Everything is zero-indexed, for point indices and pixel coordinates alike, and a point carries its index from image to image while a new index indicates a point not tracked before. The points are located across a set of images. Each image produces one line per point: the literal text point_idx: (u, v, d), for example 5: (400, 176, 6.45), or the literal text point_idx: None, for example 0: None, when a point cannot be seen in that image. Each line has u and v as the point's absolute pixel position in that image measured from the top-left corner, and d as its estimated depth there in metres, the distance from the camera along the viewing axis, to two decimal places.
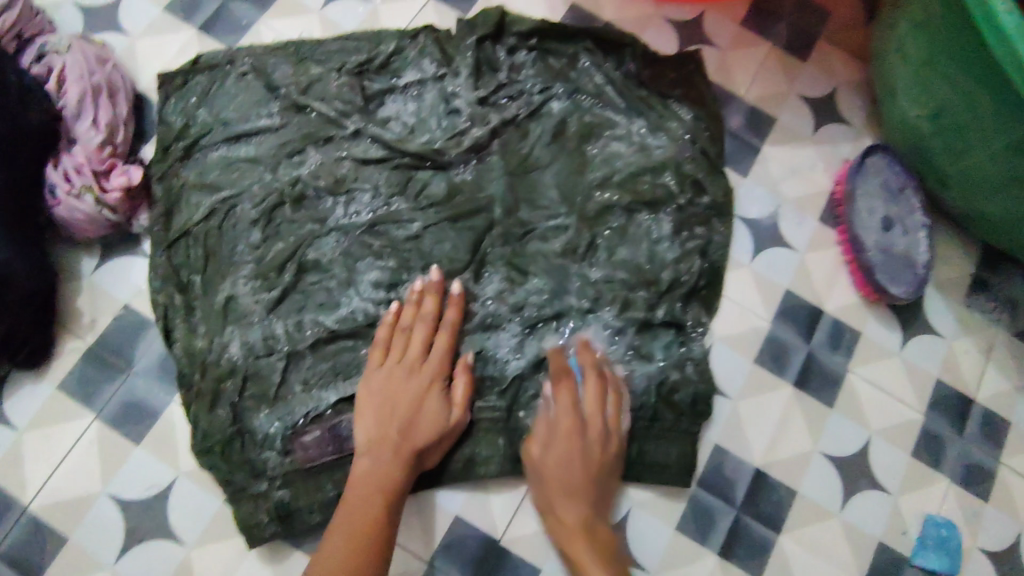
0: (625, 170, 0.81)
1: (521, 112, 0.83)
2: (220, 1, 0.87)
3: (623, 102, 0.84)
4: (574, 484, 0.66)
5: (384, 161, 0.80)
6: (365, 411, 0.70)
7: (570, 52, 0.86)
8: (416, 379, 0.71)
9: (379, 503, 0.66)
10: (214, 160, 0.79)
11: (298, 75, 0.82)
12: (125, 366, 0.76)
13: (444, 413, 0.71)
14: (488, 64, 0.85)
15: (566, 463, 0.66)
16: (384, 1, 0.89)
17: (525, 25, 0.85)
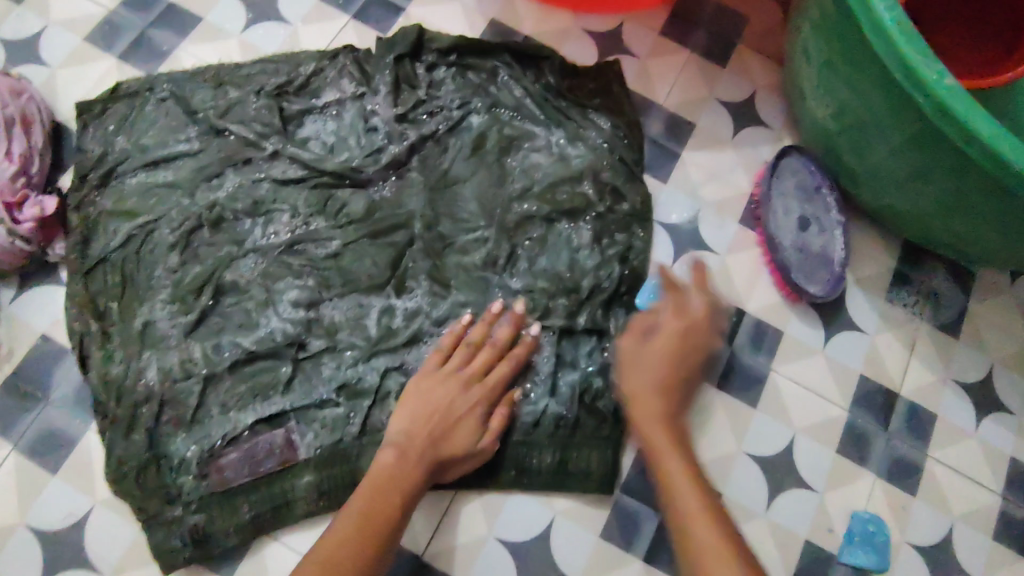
0: (544, 180, 0.82)
1: (440, 128, 0.84)
2: (140, 29, 0.88)
3: (542, 114, 0.85)
4: (656, 381, 0.63)
5: (303, 180, 0.81)
6: (406, 405, 0.70)
7: (489, 67, 0.87)
8: (466, 395, 0.70)
9: (395, 495, 0.64)
10: (132, 186, 0.79)
11: (217, 100, 0.83)
12: (42, 396, 0.76)
13: (478, 436, 0.70)
14: (406, 81, 0.86)
15: (665, 352, 0.64)
16: (305, 24, 0.90)
17: (443, 42, 0.87)
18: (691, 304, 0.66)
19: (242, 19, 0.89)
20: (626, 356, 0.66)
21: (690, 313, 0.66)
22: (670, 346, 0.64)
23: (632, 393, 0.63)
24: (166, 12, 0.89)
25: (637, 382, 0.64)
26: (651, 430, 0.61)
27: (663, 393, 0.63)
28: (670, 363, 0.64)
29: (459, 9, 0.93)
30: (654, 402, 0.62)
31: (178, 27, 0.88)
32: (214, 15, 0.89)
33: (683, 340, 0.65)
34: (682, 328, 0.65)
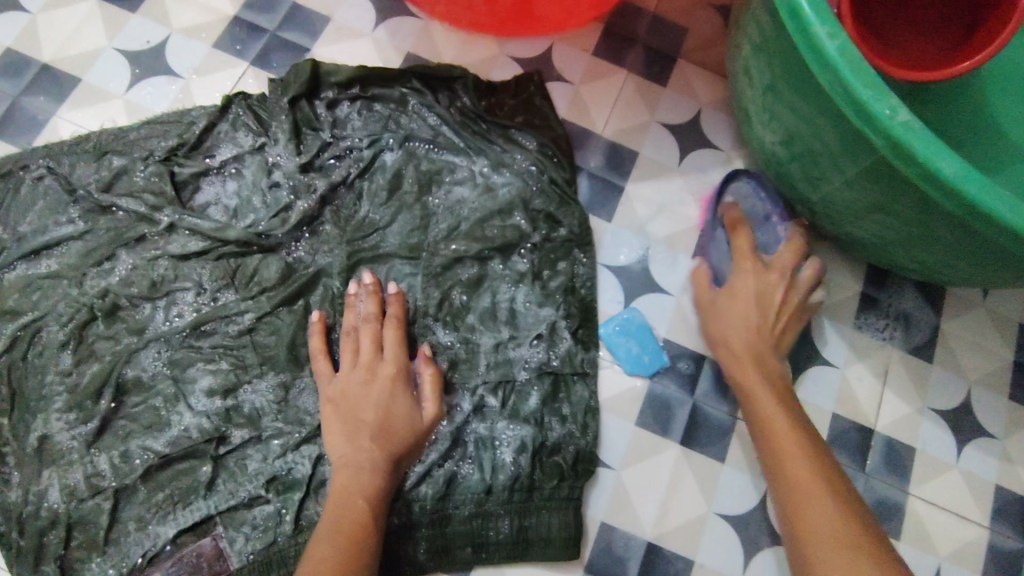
0: (471, 217, 0.77)
1: (351, 171, 0.78)
2: (11, 98, 0.78)
3: (461, 141, 0.80)
4: (748, 318, 0.71)
5: (205, 253, 0.72)
6: (331, 427, 0.65)
7: (397, 95, 0.81)
8: (374, 386, 0.66)
9: (365, 502, 0.61)
10: (12, 283, 0.70)
11: (101, 170, 0.74)
12: None
13: (413, 411, 0.66)
14: (307, 125, 0.79)
15: (755, 298, 0.71)
16: (197, 75, 0.81)
17: (343, 75, 0.80)
18: (781, 258, 0.73)
19: (126, 77, 0.80)
20: (718, 297, 0.73)
21: (788, 274, 0.73)
22: (766, 300, 0.71)
23: (722, 331, 0.72)
24: (40, 77, 0.79)
25: (721, 326, 0.72)
26: (748, 375, 0.69)
27: (752, 342, 0.70)
28: (758, 318, 0.71)
29: (370, 44, 0.84)
30: (750, 348, 0.70)
31: (54, 92, 0.78)
32: (93, 75, 0.79)
33: (769, 300, 0.71)
34: (778, 282, 0.72)
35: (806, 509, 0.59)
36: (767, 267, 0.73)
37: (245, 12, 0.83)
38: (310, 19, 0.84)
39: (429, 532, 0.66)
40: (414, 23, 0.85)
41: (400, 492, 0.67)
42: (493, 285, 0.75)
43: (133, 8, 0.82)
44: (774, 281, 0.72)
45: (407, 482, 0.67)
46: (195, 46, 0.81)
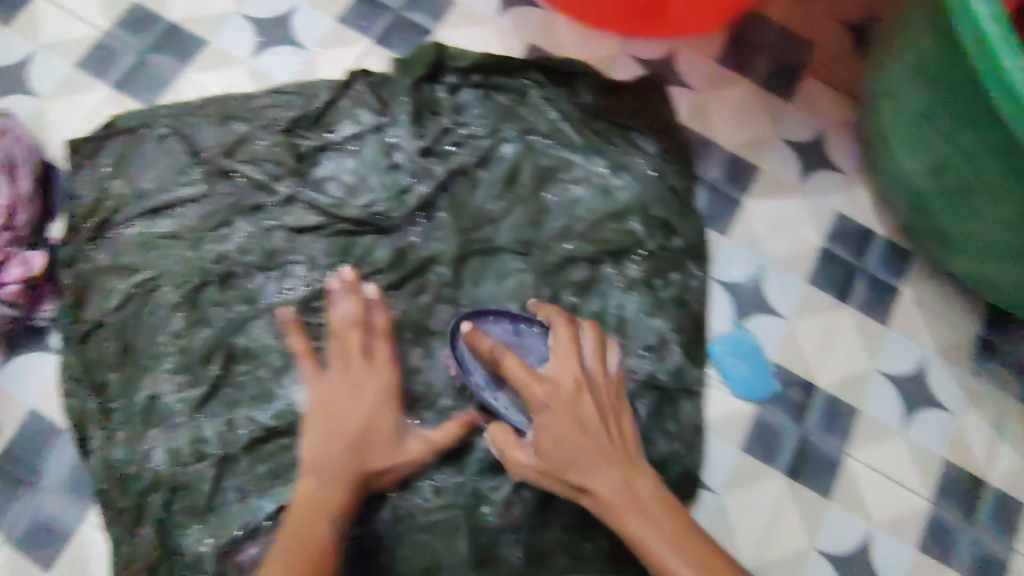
0: (588, 218, 0.75)
1: (468, 161, 0.76)
2: (137, 53, 0.77)
3: (579, 139, 0.78)
4: (577, 451, 0.55)
5: (321, 228, 0.72)
6: (314, 424, 0.60)
7: (520, 85, 0.80)
8: (363, 394, 0.62)
9: (329, 524, 0.56)
10: (129, 239, 0.70)
11: (224, 135, 0.75)
12: (32, 480, 0.66)
13: (400, 432, 0.62)
14: (427, 108, 0.78)
15: (567, 425, 0.55)
16: (322, 47, 0.79)
17: (466, 60, 0.79)
18: (559, 372, 0.57)
19: (251, 43, 0.79)
20: (540, 445, 0.56)
21: (578, 375, 0.57)
22: (587, 425, 0.55)
23: (577, 473, 0.55)
24: (166, 35, 0.78)
25: (558, 451, 0.55)
26: (623, 515, 0.53)
27: (622, 482, 0.55)
28: (584, 436, 0.55)
29: (494, 31, 0.82)
30: (617, 488, 0.54)
31: (179, 51, 0.78)
32: (219, 38, 0.79)
33: (599, 417, 0.56)
34: (573, 400, 0.56)
35: None
36: (587, 381, 0.57)
37: None
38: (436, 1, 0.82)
39: (527, 535, 0.65)
40: (541, 14, 0.83)
41: (502, 491, 0.66)
42: (602, 291, 0.73)
43: None
44: (597, 373, 0.58)
45: (508, 482, 0.66)
46: (320, 18, 0.80)
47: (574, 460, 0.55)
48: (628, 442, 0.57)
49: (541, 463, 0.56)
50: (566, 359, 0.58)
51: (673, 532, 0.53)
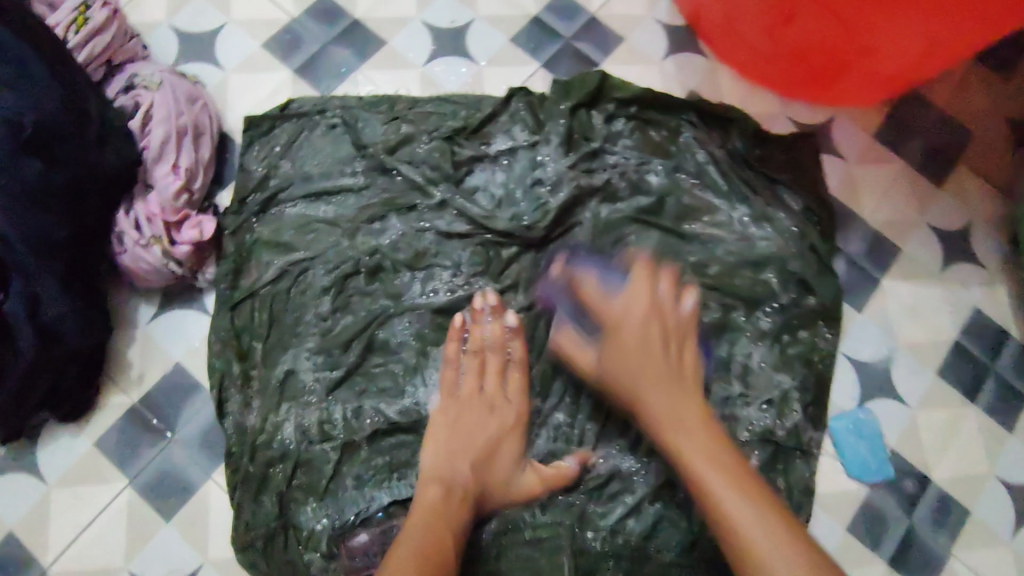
0: (724, 261, 0.76)
1: (614, 189, 0.78)
2: (320, 44, 0.82)
3: (726, 185, 0.79)
4: (642, 362, 0.60)
5: (468, 236, 0.75)
6: (439, 436, 0.63)
7: (672, 124, 0.81)
8: (493, 419, 0.64)
9: (450, 529, 0.57)
10: (290, 219, 0.74)
11: (388, 134, 0.78)
12: (166, 430, 0.68)
13: (519, 461, 0.64)
14: (581, 132, 0.80)
15: (638, 337, 0.61)
16: (490, 64, 0.83)
17: (626, 92, 0.81)
18: (637, 297, 0.63)
19: (426, 50, 0.83)
20: (606, 363, 0.63)
21: (653, 304, 0.63)
22: (654, 335, 0.61)
23: (629, 388, 0.60)
24: (350, 31, 0.82)
25: (619, 334, 0.62)
26: (665, 429, 0.57)
27: (665, 395, 0.59)
28: (647, 362, 0.60)
29: (656, 72, 0.84)
30: (663, 406, 0.58)
31: (359, 48, 0.82)
32: (398, 41, 0.83)
33: (662, 335, 0.61)
34: (655, 313, 0.62)
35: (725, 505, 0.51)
36: (660, 311, 0.62)
37: (546, 15, 0.85)
38: (605, 36, 0.85)
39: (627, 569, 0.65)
40: (703, 63, 0.85)
41: (608, 519, 0.67)
42: (732, 337, 0.74)
43: None
44: (669, 308, 0.63)
45: (614, 513, 0.67)
46: (494, 37, 0.84)
47: (630, 366, 0.61)
48: (687, 375, 0.60)
49: (605, 375, 0.63)
50: (640, 296, 0.63)
51: (703, 438, 0.56)
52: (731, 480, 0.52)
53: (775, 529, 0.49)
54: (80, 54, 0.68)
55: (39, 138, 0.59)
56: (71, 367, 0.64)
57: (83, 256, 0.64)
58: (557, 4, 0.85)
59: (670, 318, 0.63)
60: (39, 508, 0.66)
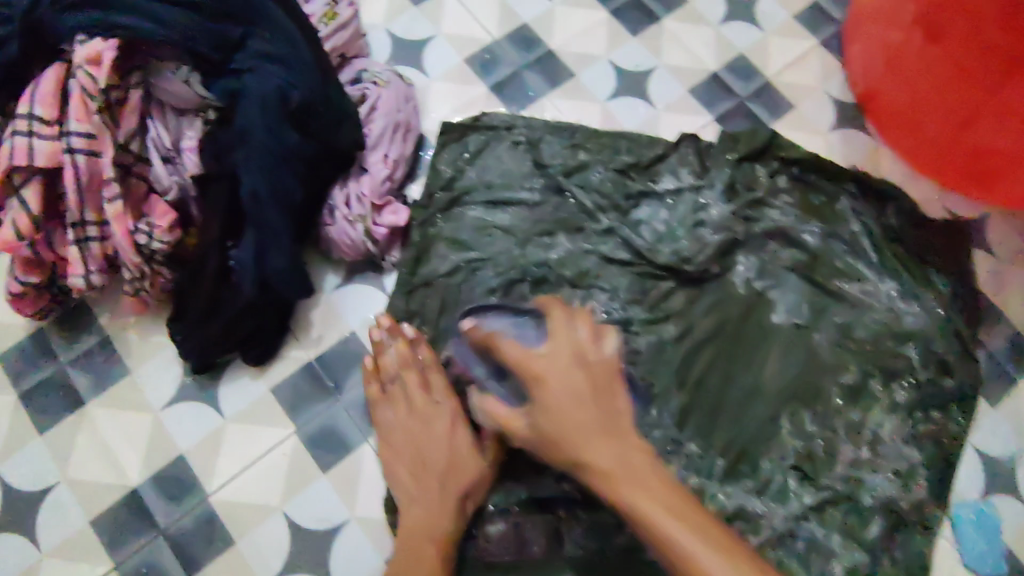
0: (868, 330, 0.79)
1: (770, 243, 0.82)
2: (516, 67, 0.89)
3: (877, 258, 0.82)
4: (585, 416, 0.55)
5: (627, 264, 0.81)
6: (403, 452, 0.71)
7: (833, 190, 0.84)
8: (435, 425, 0.70)
9: (437, 556, 0.64)
10: (469, 220, 0.80)
11: (565, 157, 0.84)
12: (333, 391, 0.75)
13: (478, 454, 0.69)
14: (744, 184, 0.84)
15: (573, 403, 0.56)
16: (667, 109, 0.88)
17: (793, 153, 0.84)
18: (562, 341, 0.58)
19: (610, 87, 0.89)
20: (536, 420, 0.58)
21: (577, 348, 0.58)
22: (579, 384, 0.56)
23: (576, 444, 0.55)
24: (542, 58, 0.89)
25: (560, 433, 0.56)
26: (616, 488, 0.53)
27: (605, 445, 0.55)
28: (591, 412, 0.56)
29: (823, 141, 0.89)
30: (613, 459, 0.54)
31: (550, 76, 0.89)
32: (585, 75, 0.89)
33: (590, 382, 0.57)
34: (585, 365, 0.58)
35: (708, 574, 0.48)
36: (585, 353, 0.58)
37: (724, 72, 0.90)
38: (777, 100, 0.89)
39: None
40: (867, 140, 0.89)
41: None
42: (864, 401, 0.77)
43: (636, 34, 0.92)
44: (593, 355, 0.58)
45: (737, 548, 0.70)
46: (674, 86, 0.89)
47: (563, 415, 0.56)
48: (621, 413, 0.57)
49: (539, 432, 0.58)
50: (563, 342, 0.58)
51: (650, 493, 0.52)
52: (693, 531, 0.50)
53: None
54: (327, 43, 0.76)
55: (298, 112, 0.67)
56: (270, 317, 0.73)
57: (304, 219, 0.73)
58: (736, 65, 0.91)
59: (599, 365, 0.58)
60: (212, 439, 0.74)
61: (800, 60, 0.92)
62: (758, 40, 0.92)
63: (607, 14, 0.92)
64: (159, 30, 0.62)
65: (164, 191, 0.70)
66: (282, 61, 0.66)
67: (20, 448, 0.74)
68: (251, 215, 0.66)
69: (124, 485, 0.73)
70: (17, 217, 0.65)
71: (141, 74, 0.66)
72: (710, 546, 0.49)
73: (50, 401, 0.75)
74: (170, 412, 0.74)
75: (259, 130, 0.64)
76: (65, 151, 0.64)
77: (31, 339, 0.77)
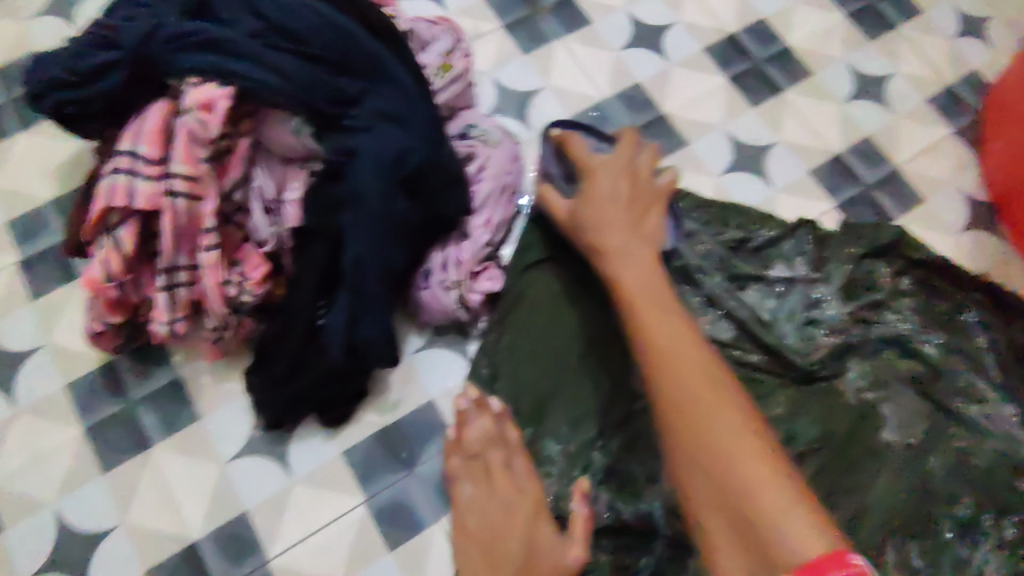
0: (987, 457, 0.71)
1: (885, 351, 0.76)
2: (625, 129, 0.84)
3: (1002, 379, 0.75)
4: (617, 223, 0.61)
5: (728, 344, 0.76)
6: (471, 545, 0.64)
7: (959, 300, 0.78)
8: (513, 514, 0.63)
9: None
10: None
11: (673, 229, 0.78)
12: (408, 463, 0.72)
13: (564, 551, 0.61)
14: (864, 282, 0.78)
15: (613, 204, 0.62)
16: (784, 190, 0.83)
17: (920, 254, 0.78)
18: (622, 152, 0.65)
19: (725, 161, 0.84)
20: (579, 206, 0.63)
21: (630, 164, 0.64)
22: (632, 187, 0.63)
23: (607, 239, 0.61)
24: (654, 121, 0.85)
25: (601, 236, 0.61)
26: (638, 307, 0.56)
27: (626, 232, 0.61)
28: (624, 212, 0.62)
29: (949, 241, 0.82)
30: (641, 277, 0.58)
31: (660, 140, 0.84)
32: (699, 145, 0.84)
33: (631, 192, 0.63)
34: (627, 167, 0.64)
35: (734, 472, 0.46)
36: (635, 172, 0.64)
37: (848, 156, 0.85)
38: (902, 192, 0.83)
39: None
40: (999, 246, 0.82)
41: None
42: (977, 538, 0.68)
43: (755, 104, 0.86)
44: (643, 167, 0.65)
45: None
46: (792, 166, 0.84)
47: (610, 221, 0.61)
48: (648, 228, 0.62)
49: (576, 221, 0.63)
50: (621, 153, 0.65)
51: (675, 329, 0.54)
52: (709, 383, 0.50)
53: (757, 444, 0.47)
54: (440, 96, 0.73)
55: (412, 178, 0.64)
56: (353, 382, 0.70)
57: (400, 284, 0.70)
58: (861, 149, 0.85)
59: (641, 176, 0.64)
60: (277, 498, 0.71)
61: (930, 151, 0.85)
62: (887, 123, 0.86)
63: (726, 80, 0.87)
64: (281, 84, 0.61)
65: (261, 241, 0.67)
66: (400, 121, 0.64)
67: (81, 485, 0.72)
68: (351, 284, 0.64)
69: (184, 537, 0.70)
70: (108, 257, 0.63)
71: (252, 122, 0.65)
72: (725, 407, 0.49)
73: (117, 438, 0.73)
74: (238, 464, 0.72)
75: (373, 196, 0.62)
76: (166, 195, 0.62)
77: (104, 370, 0.75)
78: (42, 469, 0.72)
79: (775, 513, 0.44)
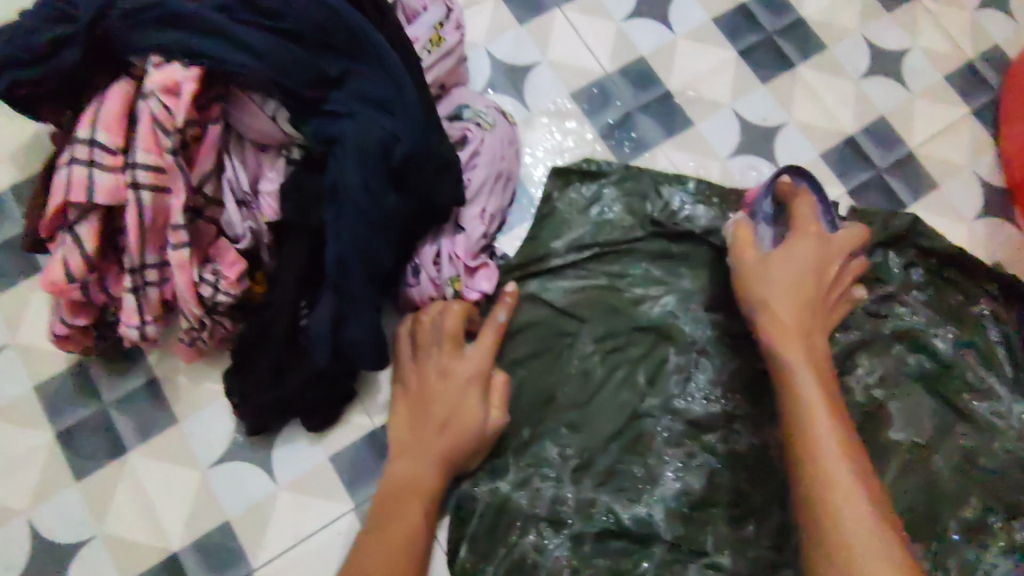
0: (998, 458, 0.69)
1: (896, 346, 0.73)
2: (627, 107, 0.79)
3: (1013, 374, 0.72)
4: (801, 297, 0.58)
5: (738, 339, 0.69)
6: (400, 407, 0.66)
7: (971, 291, 0.75)
8: (451, 382, 0.65)
9: (417, 502, 0.61)
10: (564, 282, 0.72)
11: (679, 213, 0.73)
12: None
13: (481, 416, 0.64)
14: (874, 274, 0.75)
15: (807, 269, 0.60)
16: None
17: (932, 243, 0.75)
18: (837, 239, 0.63)
19: (732, 141, 0.79)
20: (769, 257, 0.60)
21: (834, 256, 0.61)
22: (813, 291, 0.59)
23: (762, 292, 0.59)
24: (658, 99, 0.80)
25: (765, 285, 0.59)
26: (783, 343, 0.56)
27: (799, 310, 0.58)
28: (812, 280, 0.60)
29: (963, 229, 0.78)
30: (792, 321, 0.57)
31: (665, 122, 0.79)
32: (707, 125, 0.79)
33: (824, 273, 0.60)
34: (832, 256, 0.61)
35: (829, 469, 0.48)
36: (830, 256, 0.61)
37: (861, 137, 0.80)
38: (918, 176, 0.79)
39: None
40: (1015, 234, 0.78)
41: None
42: (986, 542, 0.67)
43: (766, 81, 0.81)
44: (833, 267, 0.61)
45: None
46: (803, 148, 0.79)
47: (777, 283, 0.59)
48: (823, 323, 0.59)
49: (761, 265, 0.60)
50: (836, 240, 0.62)
51: (813, 376, 0.54)
52: (820, 388, 0.53)
53: (838, 440, 0.50)
54: (428, 74, 0.67)
55: (399, 169, 0.59)
56: (339, 385, 0.66)
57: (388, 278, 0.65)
58: (876, 130, 0.80)
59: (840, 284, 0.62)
60: (263, 505, 0.67)
61: (948, 133, 0.81)
62: (903, 102, 0.82)
63: (734, 54, 0.82)
64: (253, 65, 0.55)
65: (235, 237, 0.62)
66: (386, 107, 0.58)
67: (55, 494, 0.67)
68: (335, 282, 0.59)
69: (165, 547, 0.66)
70: (67, 254, 0.58)
71: (222, 106, 0.59)
72: (830, 411, 0.52)
73: (89, 443, 0.69)
74: (220, 470, 0.68)
75: (356, 188, 0.56)
76: (130, 186, 0.56)
77: (74, 372, 0.70)
78: (11, 479, 0.68)
79: (862, 536, 0.45)
